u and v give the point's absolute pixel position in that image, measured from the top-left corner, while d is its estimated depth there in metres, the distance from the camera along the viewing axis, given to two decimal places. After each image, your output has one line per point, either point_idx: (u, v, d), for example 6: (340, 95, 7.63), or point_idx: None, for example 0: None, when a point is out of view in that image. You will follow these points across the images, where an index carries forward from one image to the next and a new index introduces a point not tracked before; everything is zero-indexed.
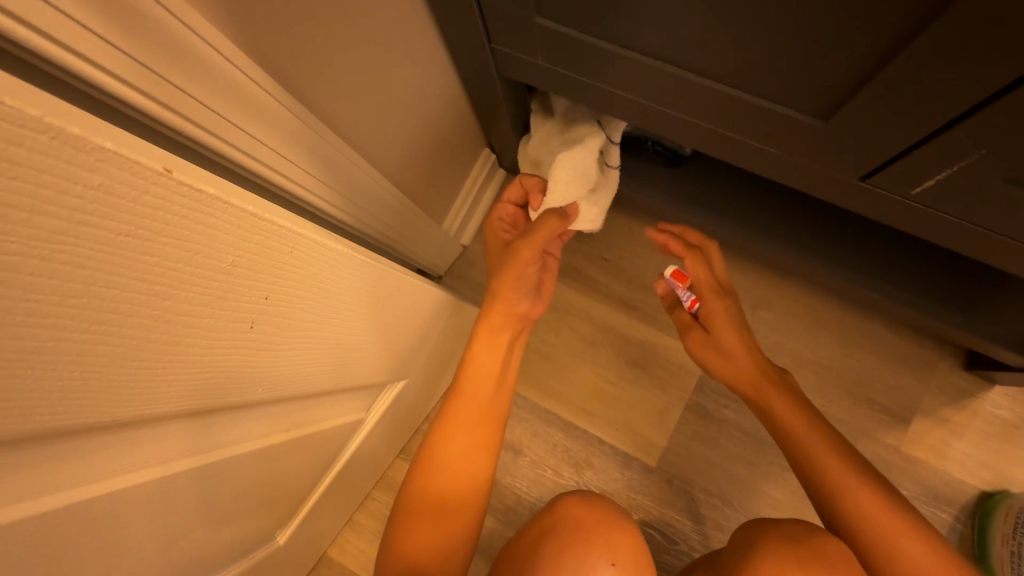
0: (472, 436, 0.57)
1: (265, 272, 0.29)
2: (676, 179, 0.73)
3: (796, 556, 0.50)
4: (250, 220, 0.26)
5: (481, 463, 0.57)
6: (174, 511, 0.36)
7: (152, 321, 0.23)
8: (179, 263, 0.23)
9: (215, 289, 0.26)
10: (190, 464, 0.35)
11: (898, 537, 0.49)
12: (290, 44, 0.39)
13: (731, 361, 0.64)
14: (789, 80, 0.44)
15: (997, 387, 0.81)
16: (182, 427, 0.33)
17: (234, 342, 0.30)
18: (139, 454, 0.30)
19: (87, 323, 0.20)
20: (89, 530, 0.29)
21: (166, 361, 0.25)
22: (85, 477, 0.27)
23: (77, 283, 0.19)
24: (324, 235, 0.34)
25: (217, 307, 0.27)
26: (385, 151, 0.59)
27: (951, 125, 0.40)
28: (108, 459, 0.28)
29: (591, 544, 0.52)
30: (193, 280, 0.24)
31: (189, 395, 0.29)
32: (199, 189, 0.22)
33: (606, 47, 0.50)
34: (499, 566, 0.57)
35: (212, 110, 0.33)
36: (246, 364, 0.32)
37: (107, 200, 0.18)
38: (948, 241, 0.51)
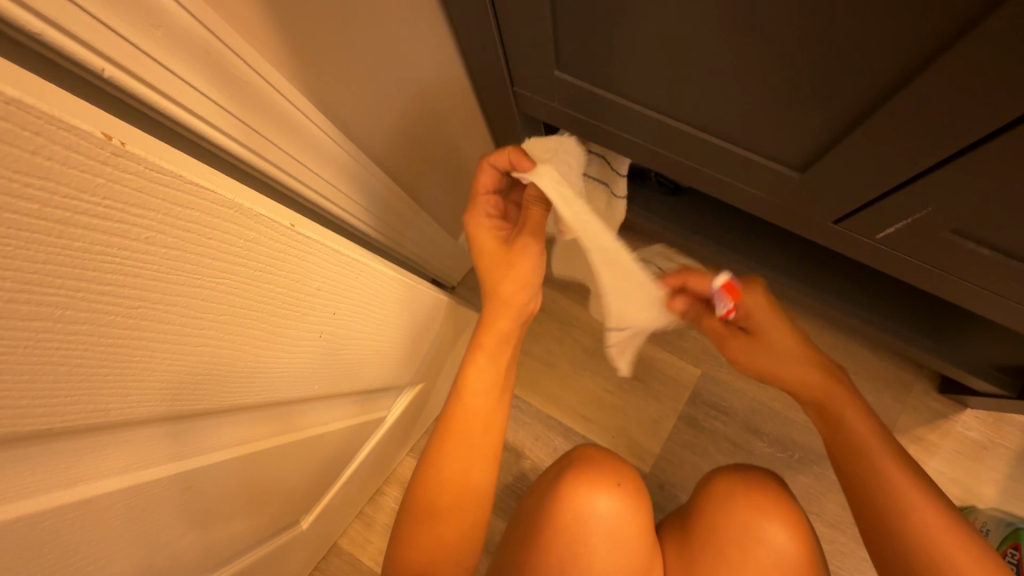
0: (478, 440, 0.61)
1: (271, 273, 0.28)
2: (674, 208, 0.81)
3: (734, 475, 0.61)
4: (333, 256, 0.33)
5: (489, 461, 0.62)
6: (154, 516, 0.35)
7: (163, 321, 0.23)
8: (284, 289, 0.30)
9: (217, 290, 0.25)
10: (165, 469, 0.34)
11: (937, 532, 0.50)
12: (345, 93, 0.47)
13: (799, 374, 0.62)
14: (769, 137, 0.51)
15: (968, 410, 0.87)
16: (156, 431, 0.32)
17: (223, 346, 0.28)
18: (112, 459, 0.29)
19: (220, 332, 0.27)
20: (73, 533, 0.28)
21: (154, 364, 0.24)
22: (63, 482, 0.26)
23: (225, 305, 0.26)
24: (341, 245, 0.34)
25: (216, 308, 0.26)
26: (415, 178, 0.67)
27: (904, 183, 0.47)
28: (85, 464, 0.27)
29: (605, 470, 0.60)
30: (233, 286, 0.26)
31: (168, 399, 0.27)
32: (308, 236, 0.30)
33: (614, 100, 0.58)
34: (525, 503, 0.62)
35: (286, 153, 0.41)
36: (234, 368, 0.31)
37: (252, 247, 0.26)
38: (911, 279, 0.58)
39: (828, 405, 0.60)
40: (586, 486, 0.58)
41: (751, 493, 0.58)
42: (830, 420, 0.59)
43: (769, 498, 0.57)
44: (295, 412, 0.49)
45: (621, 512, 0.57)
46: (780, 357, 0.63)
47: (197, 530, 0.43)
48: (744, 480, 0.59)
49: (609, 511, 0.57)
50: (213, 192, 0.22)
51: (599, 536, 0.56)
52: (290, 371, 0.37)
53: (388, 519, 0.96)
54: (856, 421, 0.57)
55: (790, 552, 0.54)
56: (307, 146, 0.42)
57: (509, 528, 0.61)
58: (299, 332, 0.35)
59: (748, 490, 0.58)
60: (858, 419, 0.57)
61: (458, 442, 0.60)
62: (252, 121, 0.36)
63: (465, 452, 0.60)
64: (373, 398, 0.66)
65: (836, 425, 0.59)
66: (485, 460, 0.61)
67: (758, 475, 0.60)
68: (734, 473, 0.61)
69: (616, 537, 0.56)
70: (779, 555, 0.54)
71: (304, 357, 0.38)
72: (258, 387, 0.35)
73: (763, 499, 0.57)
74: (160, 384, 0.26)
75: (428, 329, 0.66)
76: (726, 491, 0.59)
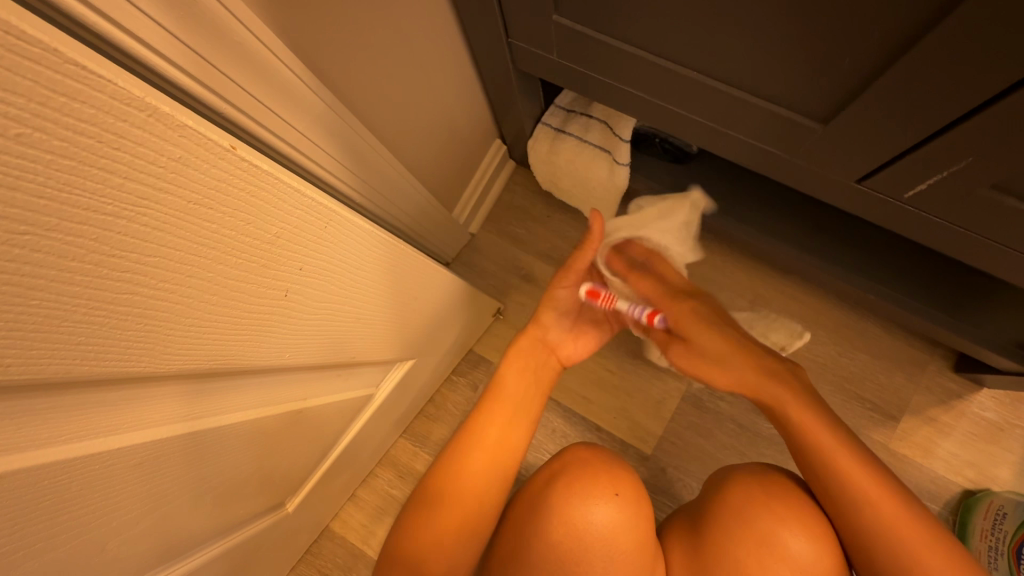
0: (493, 447, 0.59)
1: (246, 216, 0.26)
2: (681, 176, 0.77)
3: (757, 479, 0.55)
4: (294, 197, 0.29)
5: (502, 472, 0.59)
6: (162, 476, 0.36)
7: (110, 263, 0.20)
8: (259, 240, 0.28)
9: (186, 234, 0.23)
10: (186, 427, 0.35)
11: (920, 551, 0.47)
12: (320, 32, 0.42)
13: (723, 367, 0.62)
14: (791, 85, 0.46)
15: (985, 390, 0.83)
16: (181, 389, 0.33)
17: (241, 305, 0.30)
18: (138, 413, 0.30)
19: (157, 280, 0.23)
20: (82, 485, 0.29)
21: (153, 316, 0.24)
22: (84, 432, 0.27)
23: (196, 253, 0.24)
24: (305, 186, 0.30)
25: (217, 259, 0.25)
26: (404, 139, 0.62)
27: (942, 131, 0.42)
28: (108, 417, 0.28)
29: (597, 480, 0.55)
30: (181, 225, 0.22)
31: (190, 356, 0.29)
32: (257, 165, 0.25)
33: (620, 48, 0.52)
34: (512, 512, 0.58)
35: (252, 96, 0.36)
36: (251, 329, 0.32)
37: (183, 171, 0.21)
38: (940, 243, 0.54)
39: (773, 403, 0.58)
40: (579, 495, 0.54)
41: (771, 501, 0.53)
42: (811, 449, 0.53)
43: (790, 507, 0.53)
44: (275, 386, 0.45)
45: (618, 522, 0.53)
46: (704, 353, 0.63)
47: (162, 512, 0.39)
48: (769, 484, 0.55)
49: (605, 522, 0.53)
50: (116, 87, 0.17)
51: (594, 548, 0.52)
52: (261, 334, 0.34)
53: (381, 502, 0.93)
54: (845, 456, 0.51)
55: (811, 563, 0.50)
56: (274, 87, 0.37)
57: (495, 539, 0.57)
58: (304, 300, 0.36)
59: (768, 496, 0.53)
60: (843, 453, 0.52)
61: (474, 446, 0.59)
62: (208, 51, 0.31)
63: (476, 453, 0.58)
64: (363, 374, 0.63)
65: (818, 456, 0.52)
66: (501, 469, 0.59)
67: (783, 482, 0.55)
68: (752, 477, 0.56)
69: (613, 549, 0.52)
70: (801, 568, 0.50)
71: (276, 323, 0.34)
72: (222, 350, 0.31)
73: (784, 508, 0.52)
74: (149, 338, 0.25)
75: (423, 303, 0.62)
76: (744, 498, 0.54)
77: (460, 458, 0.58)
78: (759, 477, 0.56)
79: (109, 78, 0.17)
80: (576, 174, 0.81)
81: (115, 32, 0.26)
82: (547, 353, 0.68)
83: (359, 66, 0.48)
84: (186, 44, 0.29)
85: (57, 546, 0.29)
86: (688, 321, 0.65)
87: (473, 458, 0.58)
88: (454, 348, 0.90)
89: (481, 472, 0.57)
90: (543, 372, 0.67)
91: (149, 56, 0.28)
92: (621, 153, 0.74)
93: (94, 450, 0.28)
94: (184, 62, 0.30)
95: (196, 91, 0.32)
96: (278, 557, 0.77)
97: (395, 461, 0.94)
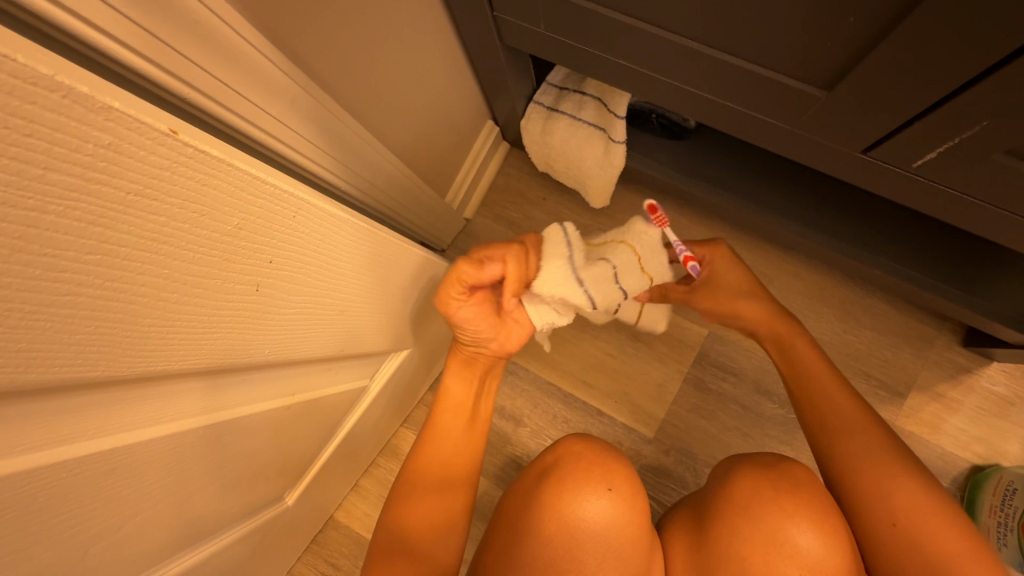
0: (460, 418, 0.61)
1: (198, 208, 0.24)
2: (679, 153, 0.75)
3: (765, 472, 0.53)
4: (252, 183, 0.26)
5: (473, 445, 0.61)
6: (156, 476, 0.36)
7: (42, 263, 0.18)
8: (219, 234, 0.26)
9: (131, 229, 0.21)
10: (179, 428, 0.35)
11: (880, 460, 0.52)
12: (296, 13, 0.39)
13: (739, 301, 0.66)
14: (792, 51, 0.43)
15: (995, 364, 0.81)
16: (169, 391, 0.33)
17: (223, 302, 0.29)
18: (127, 415, 0.30)
19: (101, 279, 0.21)
20: (70, 490, 0.28)
21: (117, 318, 0.23)
22: (71, 435, 0.27)
23: (149, 252, 0.22)
24: (263, 171, 0.27)
25: (177, 257, 0.24)
26: (390, 123, 0.60)
27: (954, 94, 0.39)
28: (96, 419, 0.28)
29: (589, 473, 0.54)
30: (125, 218, 0.20)
31: (171, 357, 0.28)
32: (204, 150, 0.23)
33: (612, 18, 0.49)
34: (504, 505, 0.58)
35: (220, 81, 0.33)
36: (237, 327, 0.32)
37: (117, 158, 0.19)
38: (948, 214, 0.52)
39: (783, 339, 0.64)
40: (571, 491, 0.53)
41: (781, 499, 0.51)
42: (819, 391, 0.58)
43: (801, 502, 0.51)
44: (262, 383, 0.44)
45: (611, 520, 0.52)
46: (727, 290, 0.66)
47: (147, 514, 0.37)
48: (777, 475, 0.53)
49: (597, 520, 0.52)
50: (25, 69, 0.15)
51: (585, 546, 0.51)
52: (235, 330, 0.32)
53: (384, 491, 0.93)
54: (846, 397, 0.57)
55: (824, 563, 0.48)
56: (246, 72, 0.35)
57: (486, 538, 0.56)
58: (286, 296, 0.35)
59: (778, 495, 0.51)
60: (828, 377, 0.59)
61: (441, 422, 0.60)
62: (170, 35, 0.29)
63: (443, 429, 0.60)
64: (355, 366, 0.61)
65: (826, 399, 0.58)
66: (470, 435, 0.61)
67: (794, 470, 0.53)
68: (761, 472, 0.54)
69: (606, 545, 0.51)
70: (811, 567, 0.48)
71: (250, 319, 0.33)
72: (190, 350, 0.29)
73: (794, 505, 0.50)
74: (116, 341, 0.24)
75: (410, 292, 0.60)
76: (753, 495, 0.52)
77: (435, 434, 0.60)
78: (766, 467, 0.54)
79: (6, 53, 0.14)
80: (570, 154, 0.79)
81: (68, 17, 0.24)
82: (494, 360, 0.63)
83: (337, 47, 0.46)
84: (145, 28, 0.27)
85: (28, 558, 0.28)
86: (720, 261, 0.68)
87: (444, 429, 0.60)
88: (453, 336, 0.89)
89: (455, 445, 0.60)
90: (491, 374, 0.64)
91: (105, 42, 0.26)
92: (616, 131, 0.71)
93: (65, 457, 0.27)
94: (137, 44, 0.27)
95: (159, 78, 0.30)
96: (280, 549, 0.77)
97: (397, 450, 0.94)
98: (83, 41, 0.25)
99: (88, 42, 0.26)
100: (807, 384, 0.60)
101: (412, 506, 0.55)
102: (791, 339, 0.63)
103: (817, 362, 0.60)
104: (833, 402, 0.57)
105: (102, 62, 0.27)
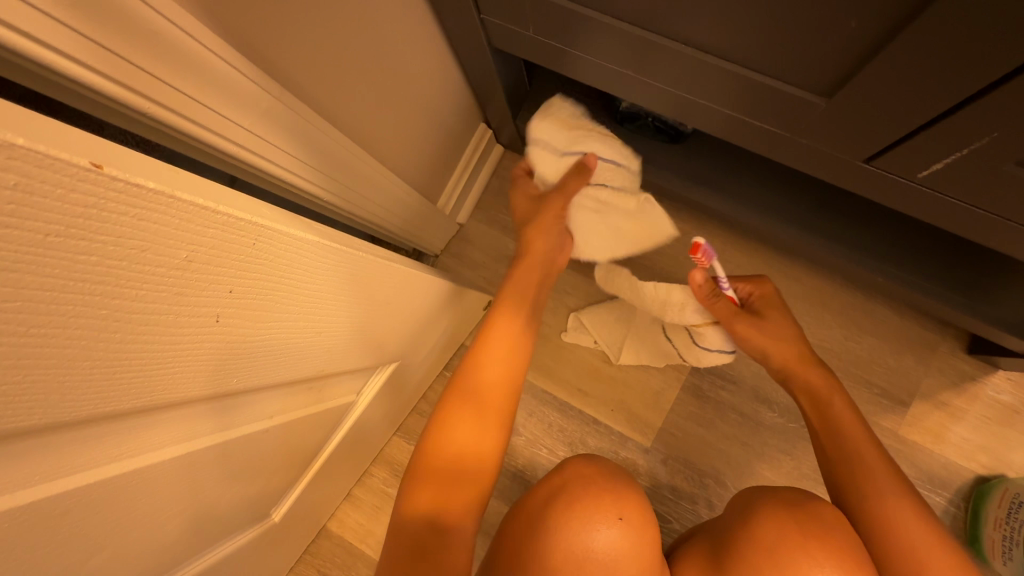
0: (479, 406, 0.56)
1: (136, 243, 0.22)
2: (677, 157, 0.72)
3: (791, 514, 0.50)
4: (201, 213, 0.24)
5: (496, 433, 0.56)
6: (125, 512, 0.34)
7: None
8: (167, 267, 0.24)
9: (56, 272, 0.19)
10: (146, 459, 0.33)
11: (898, 515, 0.49)
12: (266, 20, 0.37)
13: (780, 342, 0.63)
14: (790, 57, 0.41)
15: (1000, 371, 0.79)
16: (133, 425, 0.31)
17: (183, 332, 0.27)
18: (88, 452, 0.29)
19: (26, 326, 0.19)
20: (29, 536, 0.27)
21: (55, 364, 0.21)
22: (23, 479, 0.25)
23: (84, 293, 0.20)
24: (213, 198, 0.25)
25: (119, 294, 0.22)
26: (374, 128, 0.58)
27: (963, 104, 0.37)
28: (55, 459, 0.27)
29: (600, 500, 0.53)
30: (45, 262, 0.18)
31: (125, 394, 0.26)
32: (138, 182, 0.21)
33: (603, 20, 0.47)
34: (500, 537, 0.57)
35: (185, 95, 0.31)
36: (201, 354, 0.30)
37: (29, 199, 0.17)
38: (954, 225, 0.50)
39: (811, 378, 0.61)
40: (581, 518, 0.51)
41: (809, 546, 0.47)
42: (833, 427, 0.57)
43: (830, 550, 0.47)
44: (246, 405, 0.42)
45: (621, 549, 0.51)
46: (767, 329, 0.63)
47: (117, 551, 0.36)
48: (805, 520, 0.49)
49: (607, 548, 0.50)
50: None
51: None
52: (199, 364, 0.30)
53: (378, 500, 0.91)
54: (855, 429, 0.56)
55: None
56: (213, 84, 0.33)
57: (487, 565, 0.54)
58: (252, 322, 0.33)
59: (807, 542, 0.47)
60: (849, 417, 0.57)
61: (458, 407, 0.56)
62: (124, 49, 0.27)
63: (456, 416, 0.55)
64: (341, 381, 0.59)
65: (838, 435, 0.56)
66: (494, 421, 0.56)
67: (823, 512, 0.50)
68: (784, 512, 0.51)
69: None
70: None
71: (214, 352, 0.31)
72: (148, 387, 0.28)
73: (822, 552, 0.47)
74: (60, 386, 0.22)
75: (398, 306, 0.58)
76: (778, 539, 0.49)
77: (449, 423, 0.55)
78: (793, 509, 0.50)
79: None
80: None
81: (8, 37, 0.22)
82: (520, 337, 0.62)
83: (313, 53, 0.43)
84: (97, 43, 0.25)
85: None
86: (769, 302, 0.66)
87: (458, 417, 0.55)
88: (446, 343, 0.87)
89: (472, 437, 0.54)
90: (519, 353, 0.60)
91: (52, 61, 0.24)
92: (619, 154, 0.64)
93: (20, 502, 0.25)
94: (85, 59, 0.25)
95: (119, 95, 0.28)
96: (271, 563, 0.75)
97: (390, 459, 0.92)
98: (28, 60, 0.24)
99: (31, 61, 0.24)
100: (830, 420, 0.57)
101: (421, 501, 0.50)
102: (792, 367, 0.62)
103: (842, 404, 0.58)
104: (854, 443, 0.55)
105: (50, 79, 0.25)
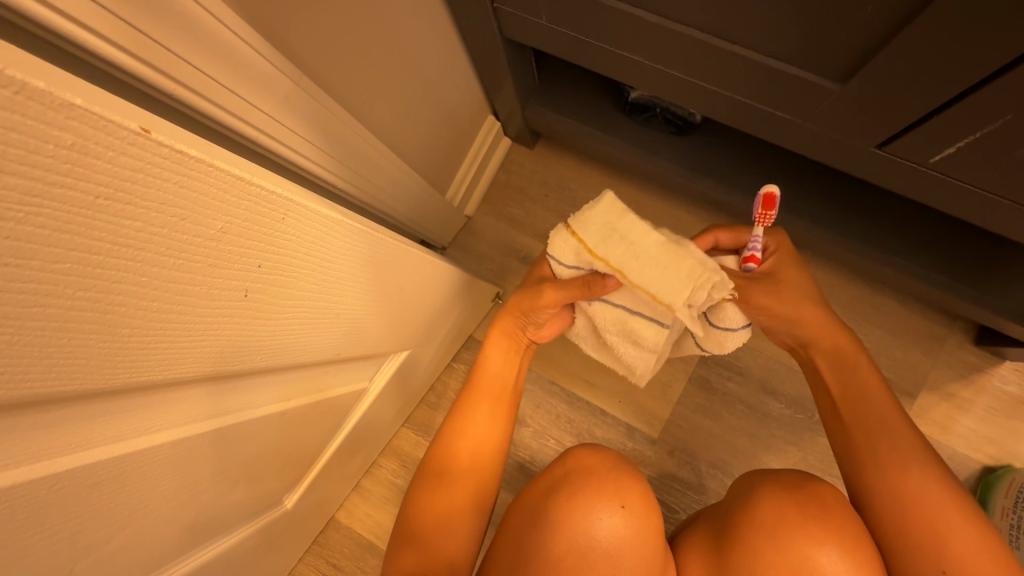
0: (489, 404, 0.61)
1: (177, 210, 0.22)
2: (685, 148, 0.73)
3: (790, 495, 0.51)
4: (236, 184, 0.25)
5: (503, 432, 0.61)
6: (151, 487, 0.35)
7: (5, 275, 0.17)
8: (203, 238, 0.24)
9: (102, 233, 0.20)
10: (177, 435, 0.35)
11: (925, 500, 0.48)
12: (287, 6, 0.37)
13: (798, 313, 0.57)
14: (804, 44, 0.42)
15: (1007, 362, 0.79)
16: (167, 401, 0.32)
17: (217, 307, 0.28)
18: (125, 425, 0.30)
19: (74, 288, 0.20)
20: (65, 503, 0.28)
21: (99, 330, 0.22)
22: (67, 448, 0.27)
23: (128, 257, 0.21)
24: (246, 170, 0.26)
25: (158, 262, 0.23)
26: (387, 118, 0.58)
27: (976, 88, 0.37)
28: (94, 430, 0.28)
29: (601, 490, 0.53)
30: (93, 224, 0.19)
31: (165, 366, 0.27)
32: (180, 150, 0.21)
33: (618, 7, 0.47)
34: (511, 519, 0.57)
35: (212, 78, 0.32)
36: (236, 331, 0.31)
37: (84, 160, 0.18)
38: (963, 211, 0.50)
39: (840, 352, 0.57)
40: (582, 508, 0.52)
41: (808, 526, 0.48)
42: (859, 406, 0.55)
43: (828, 528, 0.48)
44: (267, 387, 0.44)
45: (624, 537, 0.51)
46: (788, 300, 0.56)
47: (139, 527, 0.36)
48: (804, 501, 0.50)
49: (610, 537, 0.51)
50: None
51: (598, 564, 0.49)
52: (230, 340, 0.31)
53: (386, 492, 0.92)
54: (885, 406, 0.54)
55: None
56: (237, 68, 0.34)
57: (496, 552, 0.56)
58: (281, 303, 0.34)
59: (808, 522, 0.48)
60: (879, 390, 0.55)
61: (471, 405, 0.61)
62: (157, 31, 0.27)
63: (467, 413, 0.60)
64: (355, 368, 0.60)
65: (864, 414, 0.54)
66: (499, 419, 0.61)
67: (823, 494, 0.50)
68: (787, 495, 0.51)
69: (619, 563, 0.50)
70: None
71: (244, 328, 0.32)
72: (178, 360, 0.28)
73: (822, 531, 0.48)
74: (105, 353, 0.23)
75: (411, 295, 0.58)
76: (778, 520, 0.49)
77: (459, 422, 0.60)
78: (792, 490, 0.51)
79: None
80: None
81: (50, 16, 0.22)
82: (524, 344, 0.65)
83: (331, 40, 0.44)
84: (132, 26, 0.26)
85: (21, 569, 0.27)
86: (786, 263, 0.57)
87: (468, 416, 0.60)
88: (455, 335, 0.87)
89: (480, 435, 0.59)
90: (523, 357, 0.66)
91: (90, 41, 0.24)
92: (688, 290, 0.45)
93: (63, 470, 0.27)
94: (120, 40, 0.26)
95: (149, 77, 0.28)
96: (280, 552, 0.76)
97: (398, 450, 0.93)
98: (67, 41, 0.24)
99: (70, 41, 0.24)
100: (856, 398, 0.55)
101: (434, 494, 0.55)
102: (821, 337, 0.58)
103: (873, 381, 0.55)
104: (881, 424, 0.53)
105: (84, 59, 0.26)
